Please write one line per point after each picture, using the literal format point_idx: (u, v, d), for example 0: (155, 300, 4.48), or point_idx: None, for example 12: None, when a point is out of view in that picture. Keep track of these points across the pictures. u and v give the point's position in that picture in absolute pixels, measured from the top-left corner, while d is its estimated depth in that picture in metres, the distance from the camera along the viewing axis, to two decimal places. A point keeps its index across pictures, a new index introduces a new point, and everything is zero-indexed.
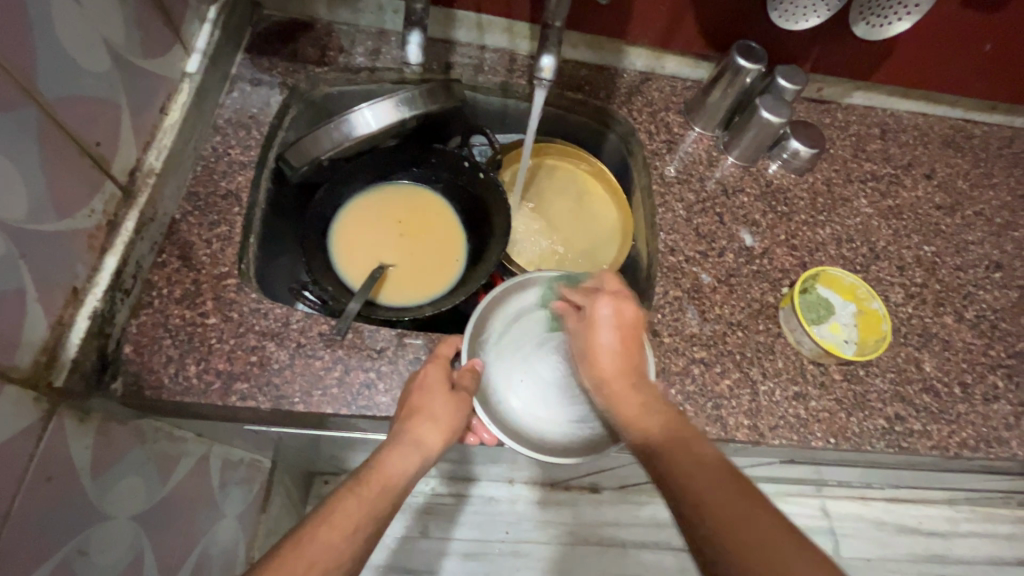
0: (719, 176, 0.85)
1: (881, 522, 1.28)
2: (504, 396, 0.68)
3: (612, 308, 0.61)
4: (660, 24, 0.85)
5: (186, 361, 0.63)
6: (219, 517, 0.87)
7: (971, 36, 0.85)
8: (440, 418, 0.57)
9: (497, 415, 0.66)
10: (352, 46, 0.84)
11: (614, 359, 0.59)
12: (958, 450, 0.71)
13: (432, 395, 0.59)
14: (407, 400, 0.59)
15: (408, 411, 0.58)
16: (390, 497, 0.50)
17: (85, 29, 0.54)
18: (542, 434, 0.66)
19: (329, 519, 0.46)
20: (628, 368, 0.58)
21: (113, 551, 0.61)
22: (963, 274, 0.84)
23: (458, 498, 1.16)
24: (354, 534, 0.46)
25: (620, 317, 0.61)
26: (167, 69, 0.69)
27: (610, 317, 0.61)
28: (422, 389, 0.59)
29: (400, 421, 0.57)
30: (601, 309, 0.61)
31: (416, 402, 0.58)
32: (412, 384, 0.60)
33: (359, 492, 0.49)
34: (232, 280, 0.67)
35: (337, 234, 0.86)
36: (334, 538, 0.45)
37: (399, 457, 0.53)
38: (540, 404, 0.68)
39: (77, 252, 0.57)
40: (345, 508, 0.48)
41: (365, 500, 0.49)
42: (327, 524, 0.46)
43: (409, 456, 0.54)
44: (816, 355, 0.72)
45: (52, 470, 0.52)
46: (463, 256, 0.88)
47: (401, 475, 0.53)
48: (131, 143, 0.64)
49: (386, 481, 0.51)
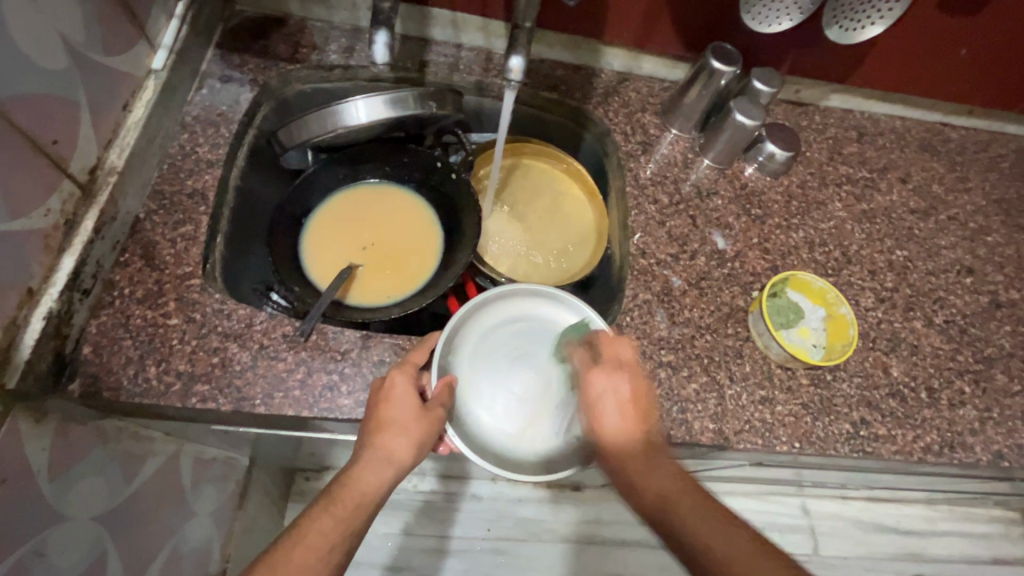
0: (694, 179, 0.85)
1: (859, 521, 1.29)
2: (473, 409, 0.67)
3: (608, 383, 0.57)
4: (636, 23, 0.85)
5: (147, 362, 0.62)
6: (190, 516, 0.86)
7: (946, 41, 0.85)
8: (412, 429, 0.56)
9: (461, 425, 0.65)
10: (325, 43, 0.83)
11: (616, 431, 0.55)
12: (921, 455, 0.71)
13: (400, 406, 0.57)
14: (374, 413, 0.57)
15: (377, 425, 0.56)
16: (364, 513, 0.52)
17: (39, 26, 0.53)
18: (506, 450, 0.66)
19: (304, 541, 0.49)
20: (632, 438, 0.55)
21: (73, 553, 0.61)
22: (935, 278, 0.84)
23: (449, 496, 1.16)
24: (328, 553, 0.49)
25: (618, 392, 0.57)
26: (131, 66, 0.69)
27: (606, 390, 0.57)
28: (388, 401, 0.57)
29: (369, 433, 0.56)
30: (594, 382, 0.58)
31: (383, 415, 0.57)
32: (376, 395, 0.58)
33: (331, 511, 0.51)
34: (196, 279, 0.67)
35: (309, 235, 0.86)
36: (309, 560, 0.48)
37: (370, 473, 0.53)
38: (510, 420, 0.68)
39: (33, 252, 0.56)
40: (316, 532, 0.49)
41: (339, 519, 0.51)
42: (299, 546, 0.48)
43: (383, 473, 0.54)
44: (783, 359, 0.72)
45: (5, 473, 0.51)
46: (394, 298, 0.83)
47: (376, 491, 0.53)
48: (91, 142, 0.63)
49: (360, 497, 0.52)
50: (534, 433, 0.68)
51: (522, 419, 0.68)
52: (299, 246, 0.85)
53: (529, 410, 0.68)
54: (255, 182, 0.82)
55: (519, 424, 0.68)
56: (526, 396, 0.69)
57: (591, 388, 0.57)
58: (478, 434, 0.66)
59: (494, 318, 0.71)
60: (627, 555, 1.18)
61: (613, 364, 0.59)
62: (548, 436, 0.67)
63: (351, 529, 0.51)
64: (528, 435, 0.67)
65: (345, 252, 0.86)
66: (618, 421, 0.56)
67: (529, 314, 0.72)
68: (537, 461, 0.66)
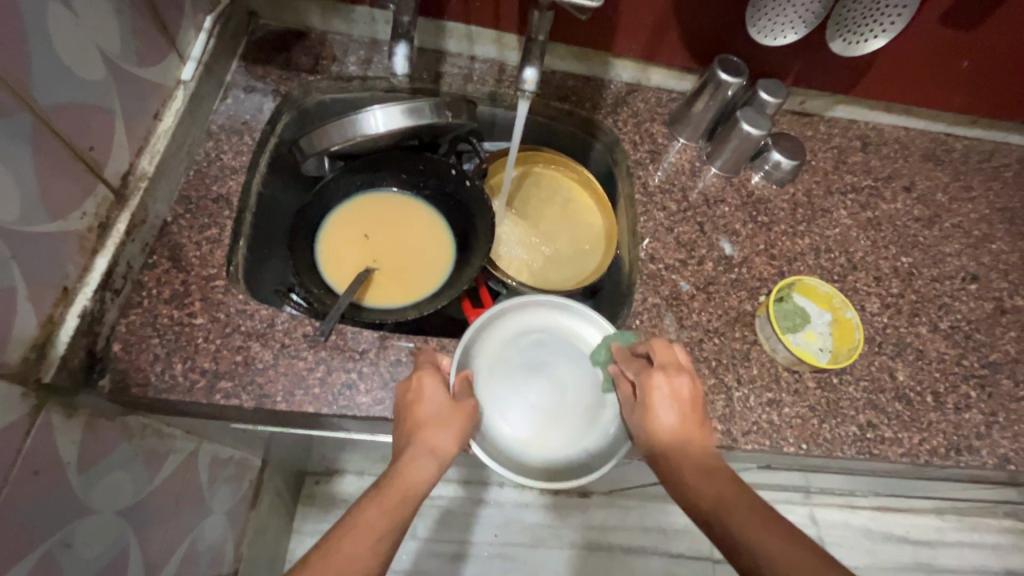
0: (701, 187, 0.87)
1: (868, 530, 1.29)
2: (490, 413, 0.68)
3: (667, 383, 0.57)
4: (645, 36, 0.87)
5: (173, 360, 0.65)
6: (206, 515, 0.88)
7: (947, 53, 0.87)
8: (447, 424, 0.58)
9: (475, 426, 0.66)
10: (345, 55, 0.86)
11: (681, 438, 0.55)
12: (928, 458, 0.72)
13: (431, 404, 0.59)
14: (408, 413, 0.59)
15: (416, 424, 0.58)
16: (411, 505, 0.52)
17: (79, 38, 0.56)
18: (515, 455, 0.67)
19: (353, 531, 0.49)
20: (694, 443, 0.55)
21: (97, 547, 0.63)
22: (940, 285, 0.85)
23: (463, 502, 1.16)
24: (378, 544, 0.49)
25: (676, 392, 0.56)
26: (163, 77, 0.72)
27: (667, 390, 0.57)
28: (420, 400, 0.59)
29: (406, 432, 0.57)
30: (655, 383, 0.57)
31: (416, 414, 0.58)
32: (407, 397, 0.60)
33: (379, 502, 0.51)
34: (220, 280, 0.69)
35: (324, 248, 0.88)
36: (359, 551, 0.48)
37: (414, 465, 0.54)
38: (522, 425, 0.69)
39: (69, 253, 0.59)
40: (365, 524, 0.50)
41: (386, 510, 0.51)
42: (350, 535, 0.49)
43: (426, 467, 0.54)
44: (790, 362, 0.74)
45: (39, 464, 0.53)
46: (408, 301, 0.85)
47: (421, 484, 0.53)
48: (124, 148, 0.66)
49: (405, 490, 0.52)
50: (547, 441, 0.69)
51: (536, 425, 0.69)
52: (316, 248, 0.87)
53: (540, 419, 0.70)
54: (275, 188, 0.85)
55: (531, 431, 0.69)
56: (540, 403, 0.70)
57: (649, 385, 0.57)
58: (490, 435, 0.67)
59: (509, 325, 0.73)
60: (634, 560, 1.18)
61: (672, 365, 0.58)
62: (562, 443, 0.69)
63: (396, 521, 0.51)
64: (536, 442, 0.69)
65: (360, 257, 0.88)
66: (675, 421, 0.56)
67: (544, 322, 0.74)
68: (551, 467, 0.67)
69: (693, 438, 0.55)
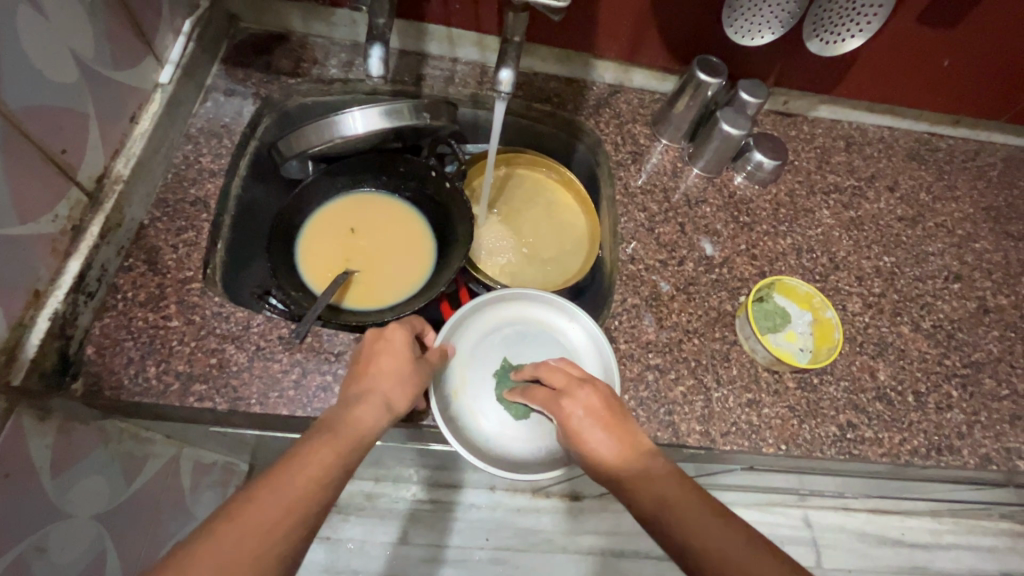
0: (683, 188, 0.87)
1: (862, 533, 1.28)
2: (484, 427, 0.69)
3: (579, 404, 0.57)
4: (626, 37, 0.87)
5: (147, 363, 0.64)
6: (189, 520, 0.88)
7: (928, 52, 0.87)
8: (407, 377, 0.58)
9: (480, 447, 0.67)
10: (326, 58, 0.87)
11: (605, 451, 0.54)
12: (909, 458, 0.72)
13: (396, 355, 0.59)
14: (371, 359, 0.59)
15: (377, 368, 0.58)
16: (362, 447, 0.51)
17: (51, 41, 0.56)
18: (528, 455, 0.68)
19: (305, 465, 0.46)
20: (621, 450, 0.53)
21: (71, 551, 0.62)
22: (922, 284, 0.85)
23: (447, 506, 1.17)
24: (329, 480, 0.46)
25: (590, 408, 0.56)
26: (139, 80, 0.72)
27: (580, 411, 0.57)
28: (385, 349, 0.60)
29: (365, 377, 0.57)
30: (566, 407, 0.57)
31: (379, 360, 0.59)
32: (372, 346, 0.60)
33: (334, 443, 0.49)
34: (196, 283, 0.69)
35: (306, 271, 0.86)
36: (310, 483, 0.45)
37: (370, 410, 0.54)
38: (520, 426, 0.70)
39: (40, 256, 0.59)
40: (320, 456, 0.47)
41: (339, 450, 0.49)
42: (301, 469, 0.46)
43: (379, 412, 0.54)
44: (769, 362, 0.73)
45: (9, 468, 0.53)
46: (386, 304, 0.85)
47: (371, 429, 0.53)
48: (99, 152, 0.66)
49: (359, 432, 0.51)
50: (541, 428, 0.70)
51: (529, 418, 0.70)
52: (296, 253, 0.87)
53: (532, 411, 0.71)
54: (256, 190, 0.85)
55: (530, 426, 0.70)
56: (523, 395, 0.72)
57: (563, 412, 0.57)
58: (498, 450, 0.68)
59: (472, 338, 0.73)
60: (624, 564, 1.18)
61: (576, 383, 0.59)
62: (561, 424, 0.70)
63: (347, 462, 0.49)
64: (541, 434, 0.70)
65: (339, 260, 0.88)
66: (598, 437, 0.54)
67: (508, 318, 0.75)
68: (553, 453, 0.68)
69: (619, 447, 0.53)
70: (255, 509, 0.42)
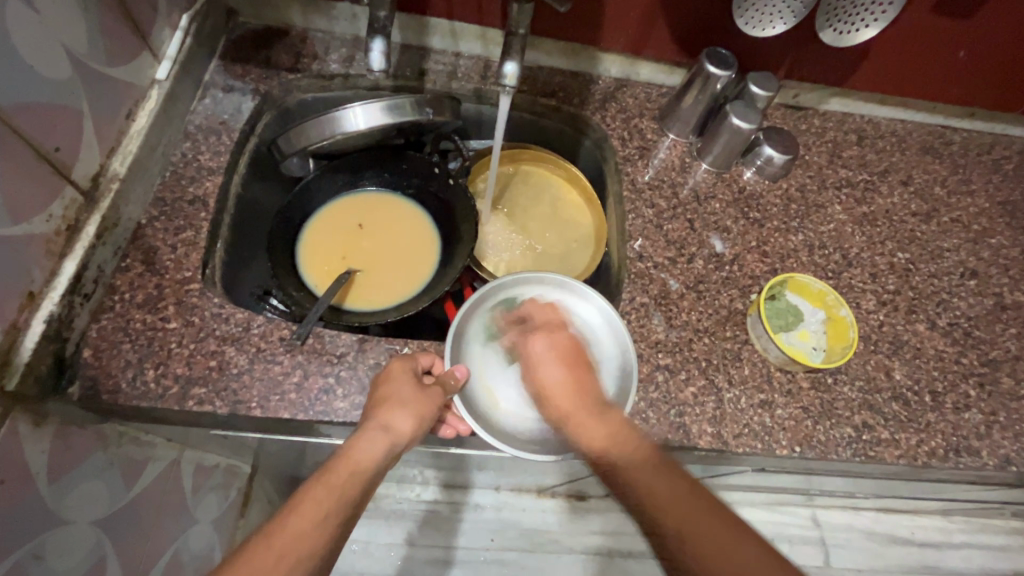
0: (691, 183, 0.85)
1: (872, 533, 1.26)
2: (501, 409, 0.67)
3: (545, 341, 0.65)
4: (633, 29, 0.85)
5: (145, 365, 0.63)
6: (192, 523, 0.87)
7: (943, 43, 0.85)
8: (410, 403, 0.57)
9: (499, 429, 0.65)
10: (326, 53, 0.85)
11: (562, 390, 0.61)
12: (927, 459, 0.70)
13: (399, 384, 0.59)
14: (375, 393, 0.59)
15: (379, 400, 0.58)
16: (360, 481, 0.50)
17: (42, 36, 0.55)
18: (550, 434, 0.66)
19: (300, 507, 0.46)
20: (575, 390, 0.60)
21: (70, 558, 0.61)
22: (938, 281, 0.83)
23: (452, 506, 1.15)
24: (325, 521, 0.46)
25: (553, 349, 0.64)
26: (135, 76, 0.70)
27: (543, 351, 0.64)
28: (387, 380, 0.59)
29: (368, 411, 0.57)
30: (532, 346, 0.65)
31: (382, 393, 0.58)
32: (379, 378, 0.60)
33: (328, 481, 0.49)
34: (195, 284, 0.67)
35: (306, 270, 0.84)
36: (305, 527, 0.45)
37: (369, 444, 0.53)
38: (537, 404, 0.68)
39: (34, 257, 0.57)
40: (315, 499, 0.47)
41: (333, 487, 0.48)
42: (294, 512, 0.45)
43: (377, 444, 0.53)
44: (782, 362, 0.71)
45: (5, 474, 0.52)
46: (386, 305, 0.83)
47: (369, 463, 0.52)
48: (94, 149, 0.64)
49: (355, 465, 0.51)
50: None
51: None
52: (297, 250, 0.85)
53: None
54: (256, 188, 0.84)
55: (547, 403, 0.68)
56: None
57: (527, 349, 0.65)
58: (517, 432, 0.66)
59: (483, 317, 0.71)
60: (632, 565, 1.16)
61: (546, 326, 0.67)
62: None
63: (344, 498, 0.48)
64: None
65: (341, 260, 0.86)
66: (555, 377, 0.62)
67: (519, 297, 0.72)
68: None
69: (578, 387, 0.61)
70: (257, 559, 0.42)
